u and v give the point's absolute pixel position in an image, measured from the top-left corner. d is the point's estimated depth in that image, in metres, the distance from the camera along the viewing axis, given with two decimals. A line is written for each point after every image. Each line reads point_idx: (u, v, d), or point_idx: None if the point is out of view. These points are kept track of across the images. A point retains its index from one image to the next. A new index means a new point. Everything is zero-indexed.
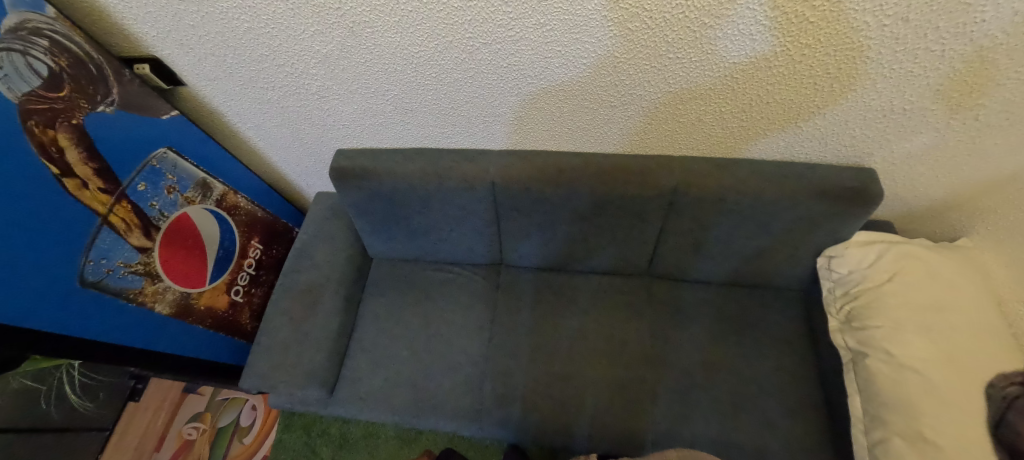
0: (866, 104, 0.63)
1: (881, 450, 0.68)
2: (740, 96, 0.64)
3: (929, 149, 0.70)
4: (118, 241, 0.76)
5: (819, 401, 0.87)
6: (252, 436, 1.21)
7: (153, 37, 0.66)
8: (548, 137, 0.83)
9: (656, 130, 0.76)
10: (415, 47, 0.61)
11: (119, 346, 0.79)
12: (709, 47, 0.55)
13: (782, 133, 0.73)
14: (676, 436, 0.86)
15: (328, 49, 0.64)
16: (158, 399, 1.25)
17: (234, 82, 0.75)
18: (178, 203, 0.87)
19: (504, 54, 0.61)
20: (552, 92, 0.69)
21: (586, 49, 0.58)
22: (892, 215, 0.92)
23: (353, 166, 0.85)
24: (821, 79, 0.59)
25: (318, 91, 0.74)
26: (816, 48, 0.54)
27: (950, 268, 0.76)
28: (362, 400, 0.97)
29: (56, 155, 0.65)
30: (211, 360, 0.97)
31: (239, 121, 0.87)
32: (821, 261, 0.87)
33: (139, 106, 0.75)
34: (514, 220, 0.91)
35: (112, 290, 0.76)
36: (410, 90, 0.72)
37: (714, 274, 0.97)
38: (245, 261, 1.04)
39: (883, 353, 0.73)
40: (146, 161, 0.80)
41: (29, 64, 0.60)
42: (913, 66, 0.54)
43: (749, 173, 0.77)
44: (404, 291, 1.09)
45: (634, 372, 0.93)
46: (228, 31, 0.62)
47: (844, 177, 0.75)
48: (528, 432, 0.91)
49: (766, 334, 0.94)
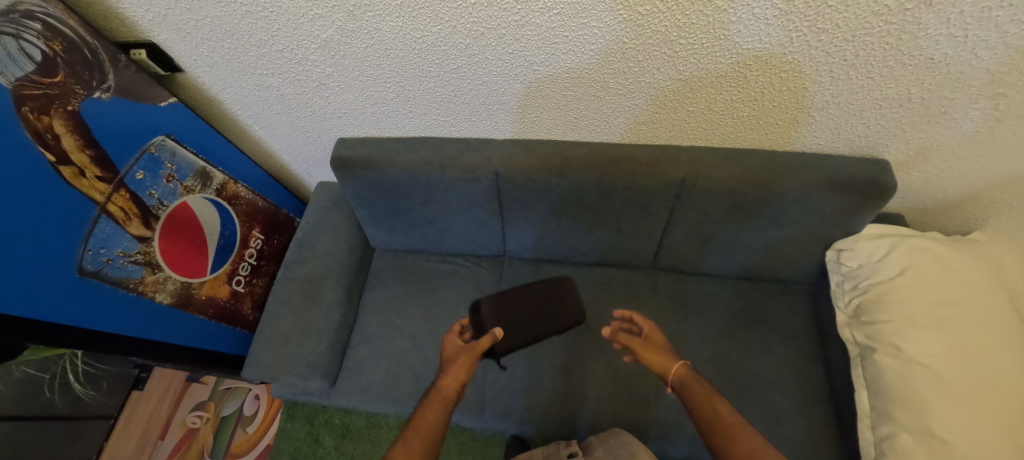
0: (882, 92, 0.61)
1: (888, 446, 0.67)
2: (752, 84, 0.62)
3: (947, 140, 0.68)
4: (116, 230, 0.76)
5: (823, 396, 0.87)
6: (256, 425, 1.22)
7: (149, 21, 0.64)
8: (552, 126, 0.81)
9: (665, 118, 0.74)
10: (417, 32, 0.59)
11: (121, 336, 0.79)
12: (723, 32, 0.53)
13: (793, 124, 0.71)
14: (679, 430, 0.86)
15: (328, 35, 0.62)
16: (162, 389, 1.25)
17: (233, 68, 0.73)
18: (177, 192, 0.86)
19: (509, 39, 0.59)
20: (558, 79, 0.67)
21: (594, 35, 0.56)
22: (903, 208, 0.90)
23: (354, 155, 0.84)
24: (836, 66, 0.57)
25: (319, 78, 0.73)
26: (833, 33, 0.51)
27: (962, 262, 0.74)
28: (364, 390, 0.98)
29: (52, 141, 0.64)
30: (213, 350, 0.97)
31: (239, 109, 0.86)
32: (831, 254, 0.85)
33: (135, 93, 0.74)
34: (518, 211, 0.90)
35: (112, 279, 0.76)
36: (412, 77, 0.70)
37: (721, 266, 0.96)
38: (245, 251, 1.03)
39: (892, 347, 0.72)
40: (145, 148, 0.79)
41: (22, 48, 0.58)
42: (934, 53, 0.52)
43: (759, 164, 0.75)
44: (406, 282, 1.08)
45: (637, 365, 0.92)
46: (226, 15, 0.60)
47: (858, 167, 0.72)
48: (530, 423, 0.91)
49: (771, 328, 0.93)
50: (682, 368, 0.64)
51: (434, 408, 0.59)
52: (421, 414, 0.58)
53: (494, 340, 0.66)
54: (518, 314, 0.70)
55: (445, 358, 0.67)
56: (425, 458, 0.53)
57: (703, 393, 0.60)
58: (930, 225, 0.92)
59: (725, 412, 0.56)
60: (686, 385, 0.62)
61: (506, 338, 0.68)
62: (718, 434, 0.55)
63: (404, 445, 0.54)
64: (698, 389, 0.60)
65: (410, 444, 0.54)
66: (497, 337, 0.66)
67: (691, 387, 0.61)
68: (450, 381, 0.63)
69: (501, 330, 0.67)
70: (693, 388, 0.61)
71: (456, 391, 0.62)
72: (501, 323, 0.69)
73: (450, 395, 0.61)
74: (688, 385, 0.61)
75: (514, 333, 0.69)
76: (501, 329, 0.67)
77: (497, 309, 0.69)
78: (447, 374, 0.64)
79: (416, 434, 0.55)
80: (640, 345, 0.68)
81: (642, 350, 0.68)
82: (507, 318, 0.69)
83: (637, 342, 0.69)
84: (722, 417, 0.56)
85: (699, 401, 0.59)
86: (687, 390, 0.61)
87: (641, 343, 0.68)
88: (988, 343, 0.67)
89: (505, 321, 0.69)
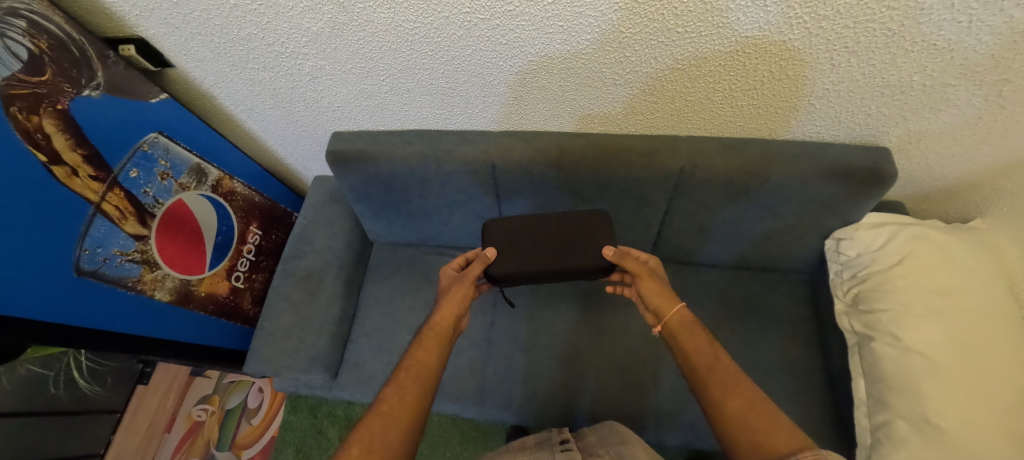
0: (883, 80, 0.59)
1: (884, 433, 0.68)
2: (752, 72, 0.61)
3: (949, 126, 0.67)
4: (113, 230, 0.75)
5: (819, 384, 0.87)
6: (260, 417, 1.26)
7: (137, 16, 0.63)
8: (549, 117, 0.80)
9: (662, 108, 0.73)
10: (409, 24, 0.58)
11: (121, 334, 0.79)
12: (721, 19, 0.52)
13: (793, 113, 0.70)
14: (676, 418, 0.87)
15: (318, 27, 0.61)
16: (166, 383, 1.25)
17: (224, 63, 0.72)
18: (172, 189, 0.86)
19: (504, 29, 0.57)
20: (553, 69, 0.65)
21: (590, 23, 0.55)
22: (904, 196, 0.89)
23: (351, 148, 0.83)
24: (838, 53, 0.55)
25: (311, 71, 0.72)
26: (833, 19, 0.50)
27: (962, 250, 0.74)
28: (366, 383, 0.99)
29: (43, 141, 0.64)
30: (214, 346, 0.98)
31: (233, 104, 0.85)
32: (830, 243, 0.85)
33: (125, 90, 0.73)
34: (516, 204, 0.89)
35: (109, 278, 0.76)
36: (405, 69, 0.69)
37: (720, 256, 0.96)
38: (244, 247, 1.03)
39: (889, 336, 0.72)
40: (137, 146, 0.78)
41: (9, 48, 0.58)
42: (937, 39, 0.51)
43: (759, 152, 0.74)
44: (406, 276, 1.08)
45: (636, 355, 0.93)
46: (213, 8, 0.59)
47: (858, 155, 0.71)
48: (529, 414, 0.92)
49: (768, 317, 0.94)
50: (683, 309, 0.60)
51: (427, 348, 0.56)
52: (415, 353, 0.56)
53: (488, 262, 0.63)
54: (517, 242, 0.65)
55: (440, 293, 0.65)
56: (418, 401, 0.50)
57: (701, 342, 0.55)
58: (930, 214, 0.92)
59: (727, 362, 0.52)
60: (687, 329, 0.58)
61: (504, 261, 0.64)
62: (714, 384, 0.50)
63: (395, 386, 0.51)
64: (697, 335, 0.56)
65: (404, 384, 0.51)
66: (490, 258, 0.63)
67: (691, 331, 0.57)
68: (445, 315, 0.60)
69: (494, 249, 0.64)
70: (692, 334, 0.57)
71: (451, 326, 0.60)
72: (499, 248, 0.65)
73: (444, 329, 0.59)
74: (688, 329, 0.57)
75: (515, 258, 0.64)
76: (493, 250, 0.64)
77: (493, 230, 0.66)
78: (442, 308, 0.61)
79: (408, 374, 0.52)
80: (644, 275, 0.64)
81: (645, 280, 0.64)
82: (506, 242, 0.65)
83: (642, 272, 0.64)
84: (723, 367, 0.51)
85: (701, 350, 0.54)
86: (685, 334, 0.57)
87: (646, 273, 0.64)
88: (987, 331, 0.67)
89: (501, 243, 0.65)
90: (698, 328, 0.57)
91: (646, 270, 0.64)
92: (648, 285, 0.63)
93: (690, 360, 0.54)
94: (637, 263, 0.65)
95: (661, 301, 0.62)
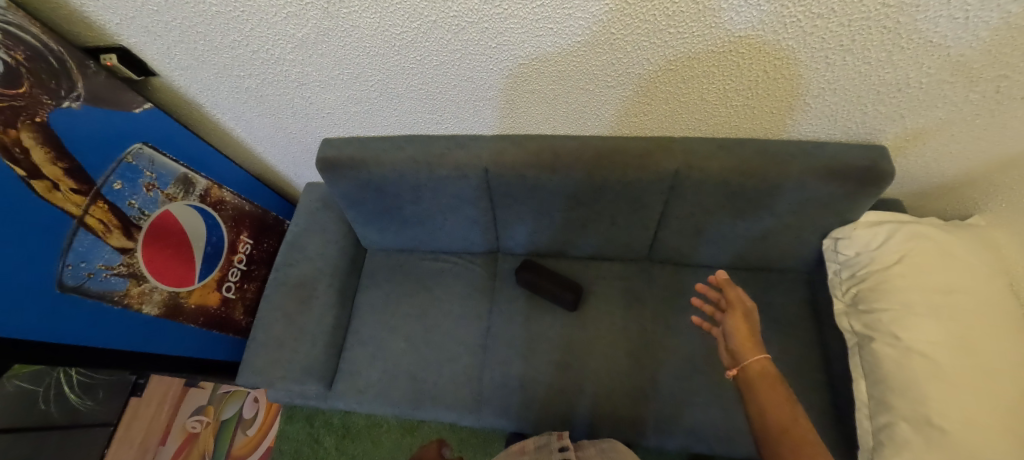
0: (881, 78, 0.58)
1: (886, 435, 0.66)
2: (746, 72, 0.60)
3: (946, 123, 0.66)
4: (97, 244, 0.74)
5: (820, 385, 0.86)
6: (255, 427, 1.23)
7: (117, 25, 0.62)
8: (541, 120, 0.79)
9: (656, 110, 0.72)
10: (396, 28, 0.57)
11: (107, 349, 0.78)
12: (713, 19, 0.51)
13: (789, 112, 0.69)
14: (676, 423, 0.85)
15: (303, 33, 0.59)
16: (160, 394, 1.25)
17: (209, 71, 0.71)
18: (158, 201, 0.84)
19: (493, 33, 0.56)
20: (544, 71, 0.64)
21: (579, 25, 0.53)
22: (902, 193, 0.88)
23: (341, 156, 0.82)
24: (832, 52, 0.54)
25: (298, 78, 0.70)
26: (828, 18, 0.49)
27: (961, 248, 0.73)
28: (361, 392, 0.97)
29: (20, 156, 0.62)
30: (207, 358, 0.97)
31: (220, 113, 0.84)
32: (827, 243, 0.84)
33: (106, 101, 0.71)
34: (510, 208, 0.88)
35: (95, 293, 0.75)
36: (394, 74, 0.67)
37: (718, 258, 0.95)
38: (235, 256, 1.02)
39: (890, 336, 0.71)
40: (122, 157, 0.77)
41: None
42: (933, 36, 0.49)
43: (753, 152, 0.73)
44: (401, 282, 1.07)
45: (634, 359, 0.92)
46: (195, 15, 0.58)
47: (856, 154, 0.70)
48: (527, 421, 0.91)
49: (768, 318, 0.93)
50: (765, 363, 0.58)
51: None
52: None
53: None
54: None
55: None
56: None
57: (783, 405, 0.52)
58: (929, 211, 0.91)
59: (806, 430, 0.48)
60: (766, 380, 0.56)
61: None
62: (784, 442, 0.48)
63: None
64: (777, 392, 0.54)
65: None
66: None
67: (770, 384, 0.55)
68: None
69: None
70: (773, 390, 0.54)
71: None
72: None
73: None
74: (768, 380, 0.56)
75: None
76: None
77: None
78: None
79: None
80: (738, 312, 0.65)
81: (737, 316, 0.65)
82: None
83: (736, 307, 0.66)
84: (799, 432, 0.48)
85: (780, 410, 0.51)
86: (763, 386, 0.55)
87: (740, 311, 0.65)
88: (988, 330, 0.66)
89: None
90: (780, 386, 0.55)
91: (746, 308, 0.66)
92: (738, 323, 0.64)
93: (764, 417, 0.52)
94: (741, 297, 0.67)
95: (746, 344, 0.62)
